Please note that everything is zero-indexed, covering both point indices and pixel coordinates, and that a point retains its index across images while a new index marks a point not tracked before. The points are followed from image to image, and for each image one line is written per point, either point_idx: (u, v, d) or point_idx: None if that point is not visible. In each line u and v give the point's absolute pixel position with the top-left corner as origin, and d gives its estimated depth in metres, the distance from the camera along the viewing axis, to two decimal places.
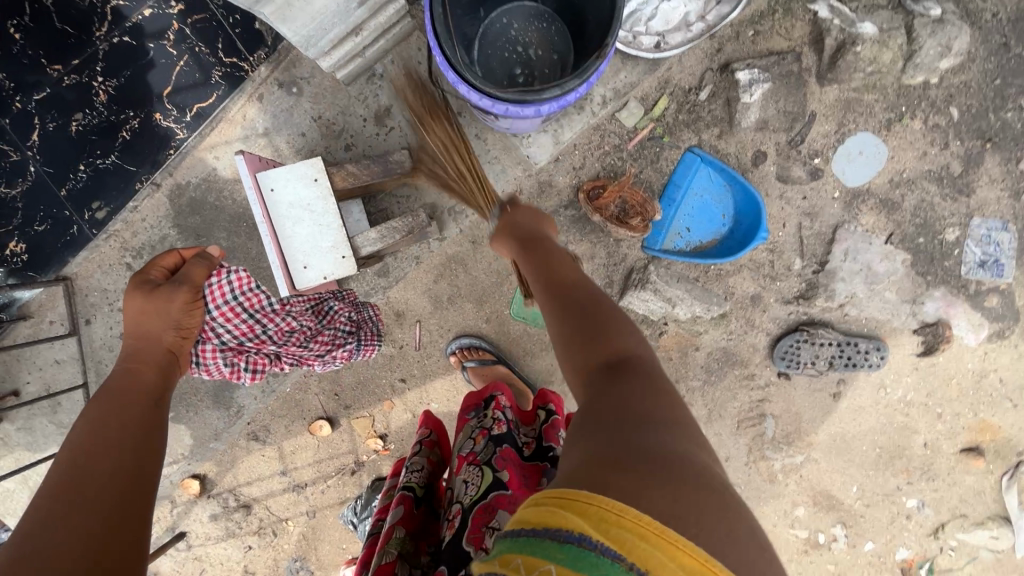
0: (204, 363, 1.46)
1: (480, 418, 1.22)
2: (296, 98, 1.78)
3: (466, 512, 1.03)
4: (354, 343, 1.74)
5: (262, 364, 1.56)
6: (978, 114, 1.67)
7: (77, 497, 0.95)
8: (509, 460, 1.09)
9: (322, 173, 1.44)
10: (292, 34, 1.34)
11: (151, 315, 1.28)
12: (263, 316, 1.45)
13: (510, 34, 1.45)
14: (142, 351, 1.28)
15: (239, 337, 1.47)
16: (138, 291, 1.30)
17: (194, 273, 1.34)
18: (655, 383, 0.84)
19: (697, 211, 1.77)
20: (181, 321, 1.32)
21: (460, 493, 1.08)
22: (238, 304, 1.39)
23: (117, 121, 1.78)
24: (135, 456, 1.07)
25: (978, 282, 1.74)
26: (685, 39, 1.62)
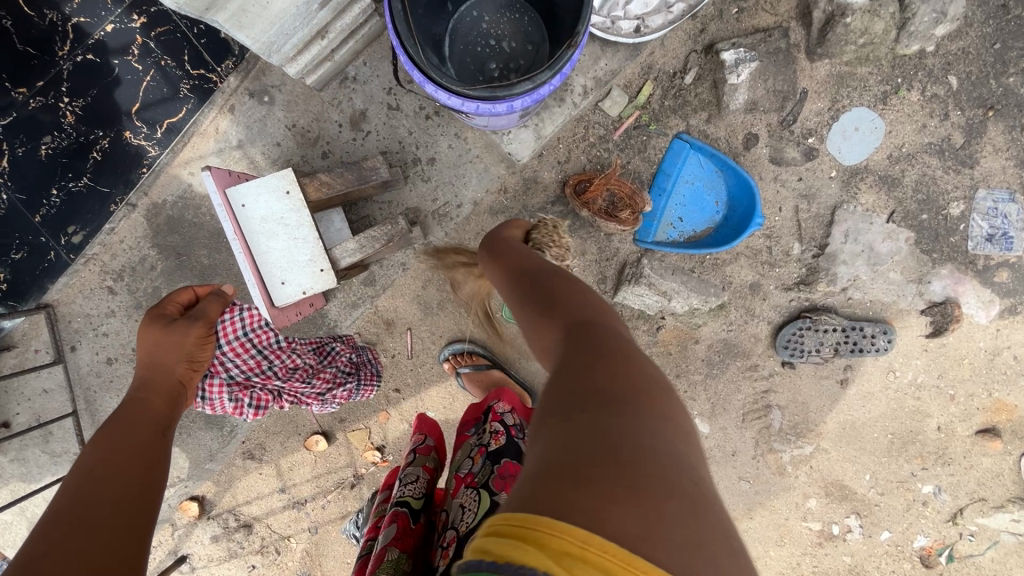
0: (209, 397, 1.61)
1: (479, 435, 1.19)
2: (268, 107, 1.73)
3: (461, 541, 0.97)
4: (354, 382, 1.81)
5: (264, 401, 1.69)
6: (977, 81, 1.59)
7: (84, 508, 0.94)
8: (506, 480, 1.05)
9: (294, 185, 1.37)
10: (251, 40, 1.27)
11: (166, 346, 1.33)
12: (270, 353, 1.62)
13: (481, 27, 1.39)
14: (151, 379, 1.29)
15: (247, 371, 1.62)
16: (153, 324, 1.34)
17: (208, 309, 1.42)
18: (625, 356, 0.77)
19: (689, 200, 1.71)
20: (193, 354, 1.38)
21: (456, 520, 1.02)
22: (247, 341, 1.56)
23: (87, 142, 1.73)
24: (144, 474, 1.08)
25: (987, 256, 1.66)
26: (666, 21, 1.53)
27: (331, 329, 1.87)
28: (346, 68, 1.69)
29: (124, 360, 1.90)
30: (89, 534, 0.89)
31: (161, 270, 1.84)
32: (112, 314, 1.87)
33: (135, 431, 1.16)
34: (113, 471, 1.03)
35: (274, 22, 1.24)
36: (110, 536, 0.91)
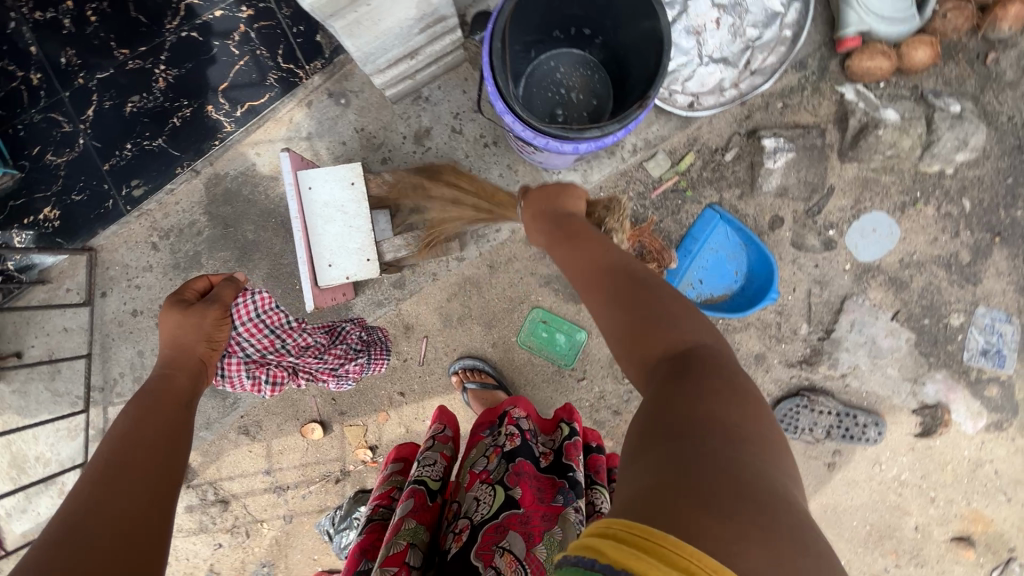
0: (228, 375, 1.48)
1: (495, 436, 1.27)
2: (342, 109, 1.87)
3: (476, 528, 1.09)
4: (366, 358, 1.80)
5: (281, 377, 1.59)
6: (988, 208, 1.73)
7: (109, 487, 0.96)
8: (522, 477, 1.15)
9: (359, 179, 1.49)
10: (354, 49, 1.41)
11: (184, 328, 1.30)
12: (284, 331, 1.51)
13: (556, 76, 1.55)
14: (174, 360, 1.29)
15: (262, 350, 1.50)
16: (172, 308, 1.33)
17: (223, 294, 1.39)
18: (723, 379, 0.77)
19: (711, 265, 1.83)
20: (213, 333, 1.35)
21: (471, 509, 1.13)
22: (262, 321, 1.44)
23: (171, 108, 1.87)
24: (163, 455, 1.08)
25: (979, 369, 1.76)
26: (718, 102, 1.71)
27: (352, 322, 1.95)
28: (421, 88, 1.84)
29: (148, 315, 1.96)
30: (105, 511, 0.91)
31: (206, 236, 1.93)
32: (149, 269, 1.94)
33: (155, 409, 1.16)
34: (129, 450, 1.04)
35: (378, 37, 1.39)
36: (134, 515, 0.93)
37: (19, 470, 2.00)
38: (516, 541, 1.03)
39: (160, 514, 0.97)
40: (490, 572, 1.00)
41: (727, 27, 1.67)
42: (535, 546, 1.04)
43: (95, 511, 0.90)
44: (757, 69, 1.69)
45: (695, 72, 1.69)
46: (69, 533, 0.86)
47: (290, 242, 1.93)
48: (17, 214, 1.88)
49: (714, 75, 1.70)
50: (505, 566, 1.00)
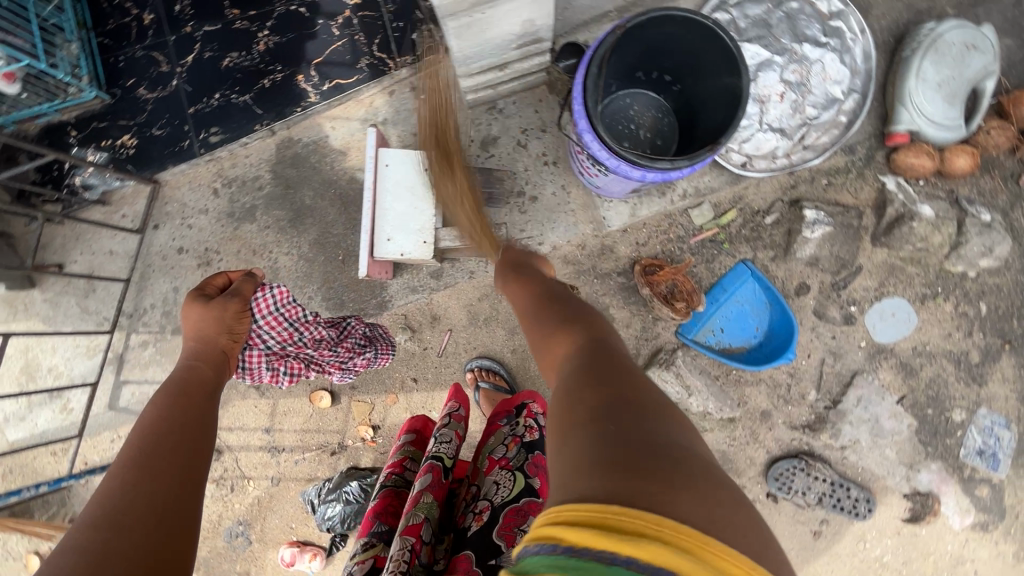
0: (249, 367, 1.57)
1: (512, 426, 1.37)
2: (421, 104, 1.99)
3: (496, 509, 1.16)
4: (372, 353, 1.85)
5: (298, 369, 1.66)
6: (1003, 315, 1.82)
7: (145, 470, 1.03)
8: (539, 468, 1.26)
9: (432, 165, 1.58)
10: (458, 49, 1.55)
11: (207, 321, 1.38)
12: (301, 326, 1.55)
13: (629, 113, 1.68)
14: (198, 353, 1.36)
15: (281, 342, 1.57)
16: (194, 303, 1.41)
17: (244, 288, 1.46)
18: (635, 376, 0.89)
19: (734, 317, 1.91)
20: (234, 327, 1.42)
21: (490, 492, 1.21)
22: (280, 316, 1.50)
23: (264, 70, 2.00)
24: (189, 440, 1.16)
25: (974, 468, 1.81)
26: (768, 167, 1.83)
27: (384, 301, 2.02)
28: (497, 100, 1.97)
29: (192, 254, 2.03)
30: (146, 498, 0.98)
31: (266, 193, 2.03)
32: (204, 212, 2.03)
33: (178, 401, 1.23)
34: (154, 443, 1.10)
35: (482, 43, 1.53)
36: (168, 495, 1.01)
37: (28, 378, 2.02)
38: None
39: (191, 505, 1.02)
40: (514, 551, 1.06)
41: (789, 102, 1.81)
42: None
43: (129, 503, 0.95)
44: (809, 145, 1.82)
45: (754, 135, 1.82)
46: (110, 512, 0.93)
47: (342, 214, 2.02)
48: (97, 136, 2.00)
49: (770, 142, 1.83)
50: None
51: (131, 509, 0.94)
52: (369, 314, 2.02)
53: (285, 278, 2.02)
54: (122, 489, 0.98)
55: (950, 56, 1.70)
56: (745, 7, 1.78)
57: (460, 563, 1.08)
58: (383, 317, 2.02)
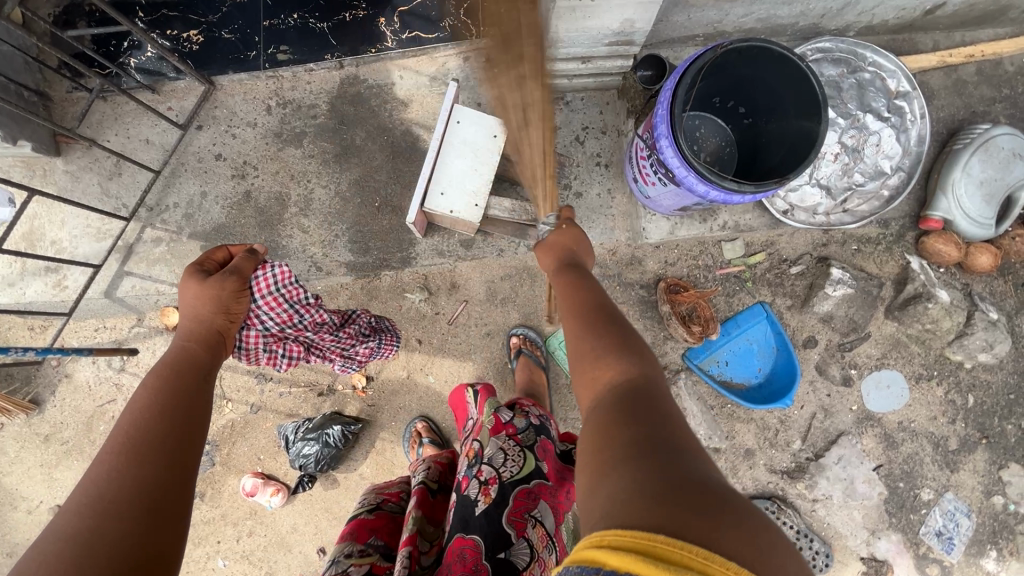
0: (246, 347, 1.50)
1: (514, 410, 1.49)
2: (492, 76, 2.01)
3: (507, 486, 1.23)
4: (376, 343, 1.85)
5: (295, 352, 1.64)
6: (986, 411, 1.91)
7: (133, 453, 0.96)
8: (545, 455, 1.36)
9: (502, 134, 1.59)
10: (552, 31, 1.57)
11: (202, 299, 1.28)
12: (302, 308, 1.52)
13: (695, 134, 1.73)
14: (190, 333, 1.26)
15: (281, 324, 1.52)
16: (190, 278, 1.30)
17: (243, 266, 1.37)
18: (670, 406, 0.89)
19: (741, 353, 1.96)
20: (230, 306, 1.34)
21: (499, 459, 1.29)
22: (281, 296, 1.45)
23: (348, 4, 1.99)
24: (183, 421, 1.08)
25: (929, 547, 1.87)
26: (806, 220, 1.90)
27: (409, 258, 2.01)
28: (566, 93, 2.00)
29: (229, 164, 2.00)
30: (133, 484, 0.92)
31: (319, 123, 2.01)
32: (253, 126, 2.01)
33: (169, 378, 1.15)
34: (141, 426, 1.02)
35: (578, 30, 1.56)
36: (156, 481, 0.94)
37: (28, 245, 1.95)
38: (544, 515, 1.23)
39: (185, 493, 0.97)
40: (524, 541, 1.16)
41: (841, 164, 1.88)
42: (556, 520, 1.26)
43: (116, 490, 0.90)
44: (849, 210, 1.90)
45: (801, 188, 1.89)
46: (94, 500, 0.88)
47: (389, 162, 2.01)
48: (163, 23, 1.97)
49: (814, 197, 1.90)
50: (535, 538, 1.18)
51: (114, 498, 0.88)
52: (392, 266, 2.01)
53: (317, 210, 2.00)
54: (111, 476, 0.92)
55: (997, 159, 1.78)
56: (823, 65, 1.85)
57: (467, 551, 1.12)
58: (404, 272, 2.02)
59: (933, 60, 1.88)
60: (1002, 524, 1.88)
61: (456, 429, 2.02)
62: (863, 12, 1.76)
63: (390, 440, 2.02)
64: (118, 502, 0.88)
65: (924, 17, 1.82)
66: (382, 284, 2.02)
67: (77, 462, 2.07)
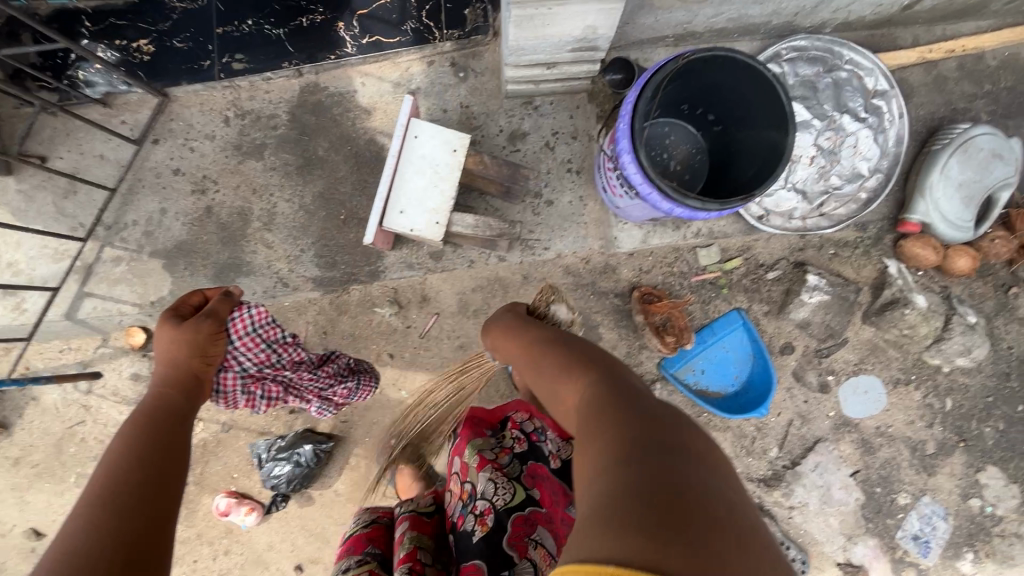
0: (224, 390, 1.50)
1: (499, 437, 1.42)
2: (457, 81, 1.95)
3: (502, 516, 1.22)
4: (354, 382, 1.84)
5: (274, 393, 1.62)
6: (964, 414, 1.89)
7: (107, 503, 1.00)
8: (537, 477, 1.31)
9: (462, 148, 1.53)
10: (511, 39, 1.50)
11: (179, 345, 1.32)
12: (279, 347, 1.52)
13: (665, 141, 1.67)
14: (168, 379, 1.31)
15: (259, 364, 1.52)
16: (167, 322, 1.35)
17: (219, 310, 1.40)
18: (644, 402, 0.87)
19: (717, 361, 1.93)
20: (207, 349, 1.36)
21: (489, 494, 1.26)
22: (258, 335, 1.45)
23: (304, 9, 1.91)
24: (158, 467, 1.13)
25: (906, 551, 1.87)
26: (782, 226, 1.85)
27: (377, 271, 1.97)
28: (534, 97, 1.93)
29: (188, 179, 1.94)
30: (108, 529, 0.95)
31: (279, 134, 1.95)
32: (211, 138, 1.94)
33: (144, 433, 1.19)
34: (117, 476, 1.07)
35: (538, 37, 1.49)
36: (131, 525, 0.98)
37: None
38: (545, 536, 1.21)
39: (161, 534, 1.00)
40: (527, 563, 1.16)
41: (817, 167, 1.83)
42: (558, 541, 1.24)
43: (90, 536, 0.93)
44: (826, 214, 1.85)
45: (775, 192, 1.84)
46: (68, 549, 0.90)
47: (354, 173, 1.95)
48: (112, 33, 1.88)
49: (790, 202, 1.85)
50: (538, 558, 1.17)
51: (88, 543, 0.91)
52: (360, 280, 1.97)
53: (280, 224, 1.95)
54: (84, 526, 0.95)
55: (975, 159, 1.74)
56: (798, 65, 1.78)
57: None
58: (373, 286, 1.97)
59: (913, 56, 1.81)
60: (979, 526, 1.88)
61: (430, 443, 2.00)
62: (839, 9, 1.69)
63: (364, 456, 1.99)
64: (95, 550, 0.91)
65: (902, 12, 1.75)
66: (351, 298, 1.97)
67: (48, 484, 2.04)
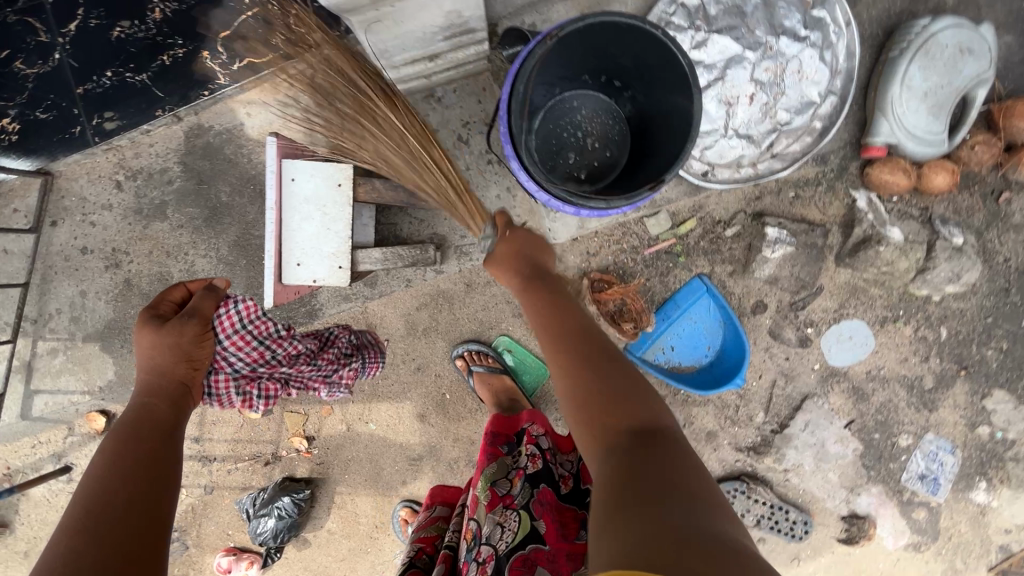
0: (217, 393, 1.45)
1: (515, 455, 1.23)
2: (348, 88, 1.75)
3: (500, 560, 1.04)
4: (360, 363, 1.74)
5: (272, 391, 1.57)
6: (962, 341, 1.73)
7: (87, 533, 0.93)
8: (545, 506, 1.13)
9: (347, 179, 1.39)
10: (369, 44, 1.30)
11: (161, 351, 1.20)
12: (273, 343, 1.44)
13: (575, 117, 1.45)
14: (152, 388, 1.19)
15: (251, 363, 1.45)
16: (145, 326, 1.22)
17: (204, 307, 1.27)
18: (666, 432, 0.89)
19: (686, 334, 1.80)
20: (192, 352, 1.25)
21: (494, 537, 1.08)
22: (248, 333, 1.37)
23: (163, 44, 1.71)
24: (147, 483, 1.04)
25: (913, 491, 1.79)
26: (731, 178, 1.65)
27: (314, 310, 1.86)
28: (434, 88, 1.73)
29: (98, 255, 1.84)
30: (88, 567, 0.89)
31: (177, 188, 1.81)
32: (108, 208, 1.82)
33: (133, 445, 1.09)
34: (102, 498, 0.99)
35: (398, 36, 1.29)
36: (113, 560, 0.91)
37: None
38: None
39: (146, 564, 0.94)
40: None
41: (759, 105, 1.61)
42: None
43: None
44: (778, 153, 1.64)
45: (716, 142, 1.64)
46: None
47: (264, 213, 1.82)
48: None
49: (735, 149, 1.64)
50: None
51: None
52: (299, 323, 1.87)
53: None
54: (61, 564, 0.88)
55: (940, 60, 1.52)
56: None
57: None
58: (314, 326, 1.88)
59: None
60: (990, 453, 1.77)
61: (409, 469, 1.97)
62: None
63: (348, 493, 1.98)
64: None
65: None
66: None
67: None
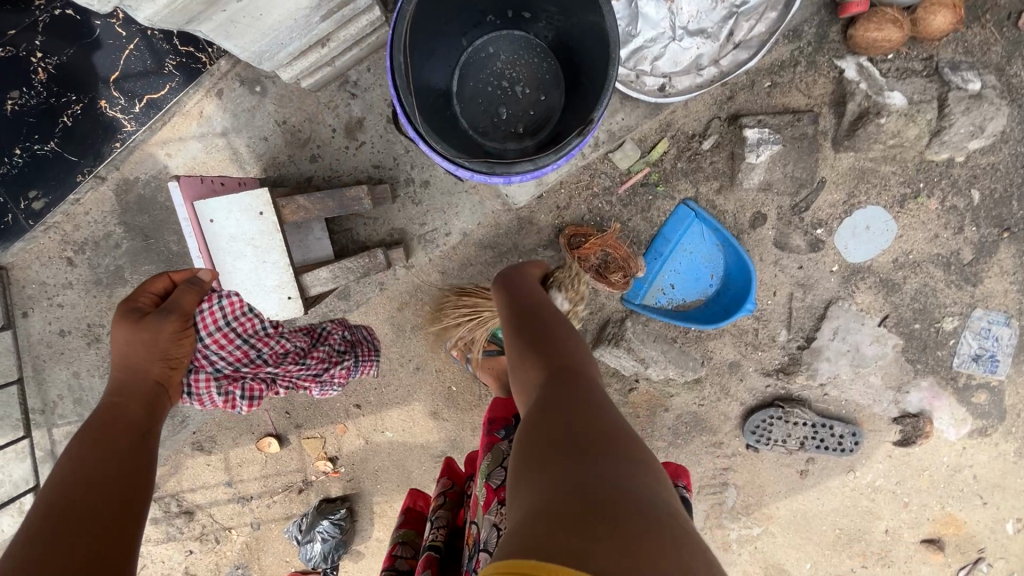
0: (196, 394, 1.28)
1: (512, 445, 1.19)
2: (259, 98, 1.61)
3: None
4: (353, 360, 1.58)
5: (258, 391, 1.38)
6: (999, 200, 1.51)
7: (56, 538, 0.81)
8: None
9: (267, 207, 1.28)
10: (239, 50, 1.15)
11: (135, 347, 1.08)
12: (258, 340, 1.31)
13: (494, 67, 1.27)
14: (124, 386, 1.07)
15: (235, 363, 1.31)
16: (122, 320, 1.09)
17: (184, 301, 1.14)
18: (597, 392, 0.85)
19: (684, 267, 1.63)
20: (170, 351, 1.13)
21: (489, 539, 1.01)
22: (232, 330, 1.24)
23: (58, 105, 1.62)
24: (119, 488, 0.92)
25: (969, 375, 1.63)
26: (693, 84, 1.44)
27: None
28: (347, 72, 1.57)
29: (77, 334, 1.81)
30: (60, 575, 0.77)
31: (125, 249, 1.72)
32: (69, 286, 1.76)
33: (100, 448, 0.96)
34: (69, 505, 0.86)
35: (266, 33, 1.13)
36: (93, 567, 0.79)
37: None
38: None
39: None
40: None
41: None
42: None
43: None
44: (741, 41, 1.41)
45: (667, 49, 1.42)
46: None
47: None
48: None
49: (690, 50, 1.42)
50: None
51: None
52: None
53: None
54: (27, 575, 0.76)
55: None
56: None
57: None
58: None
59: None
60: None
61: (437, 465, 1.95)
62: None
63: (386, 501, 1.98)
64: None
65: None
66: None
67: None
